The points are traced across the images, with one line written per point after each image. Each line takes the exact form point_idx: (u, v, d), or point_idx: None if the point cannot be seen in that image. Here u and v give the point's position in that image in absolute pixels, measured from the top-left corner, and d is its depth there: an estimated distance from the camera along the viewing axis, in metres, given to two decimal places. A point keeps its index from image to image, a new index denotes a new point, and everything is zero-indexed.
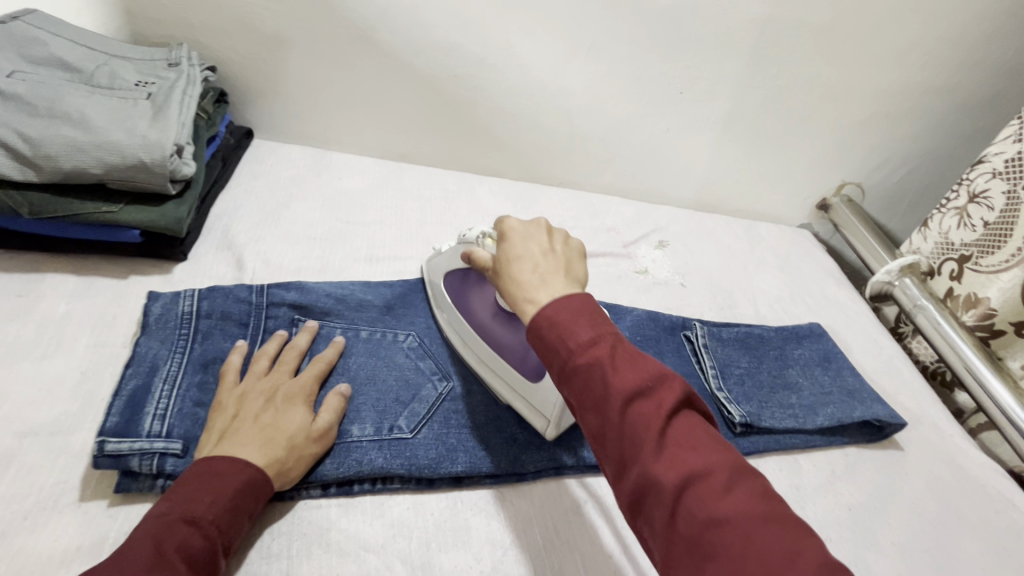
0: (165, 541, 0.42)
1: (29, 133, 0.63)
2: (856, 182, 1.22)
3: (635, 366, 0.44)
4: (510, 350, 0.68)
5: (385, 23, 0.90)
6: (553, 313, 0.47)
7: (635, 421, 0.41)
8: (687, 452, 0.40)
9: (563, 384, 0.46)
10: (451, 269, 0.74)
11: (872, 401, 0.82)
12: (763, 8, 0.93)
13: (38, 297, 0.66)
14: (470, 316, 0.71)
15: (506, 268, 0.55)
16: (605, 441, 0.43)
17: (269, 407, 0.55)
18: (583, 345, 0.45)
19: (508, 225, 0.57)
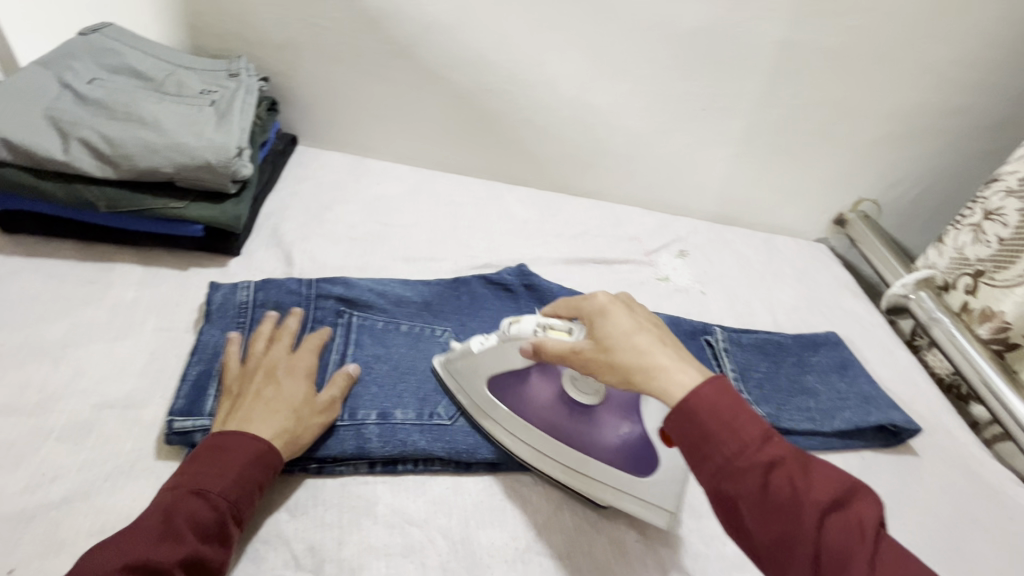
0: (173, 513, 0.47)
1: (111, 135, 0.69)
2: (873, 199, 1.26)
3: (826, 475, 0.45)
4: (601, 447, 0.61)
5: (424, 40, 0.96)
6: (716, 400, 0.47)
7: (832, 534, 0.43)
8: (895, 572, 0.41)
9: (732, 488, 0.46)
10: (499, 372, 0.63)
11: (888, 407, 0.85)
12: (782, 31, 0.98)
13: (109, 285, 0.72)
14: (541, 420, 0.62)
15: (629, 344, 0.52)
16: (793, 549, 0.43)
17: (272, 381, 0.59)
18: (759, 442, 0.46)
19: (605, 300, 0.56)
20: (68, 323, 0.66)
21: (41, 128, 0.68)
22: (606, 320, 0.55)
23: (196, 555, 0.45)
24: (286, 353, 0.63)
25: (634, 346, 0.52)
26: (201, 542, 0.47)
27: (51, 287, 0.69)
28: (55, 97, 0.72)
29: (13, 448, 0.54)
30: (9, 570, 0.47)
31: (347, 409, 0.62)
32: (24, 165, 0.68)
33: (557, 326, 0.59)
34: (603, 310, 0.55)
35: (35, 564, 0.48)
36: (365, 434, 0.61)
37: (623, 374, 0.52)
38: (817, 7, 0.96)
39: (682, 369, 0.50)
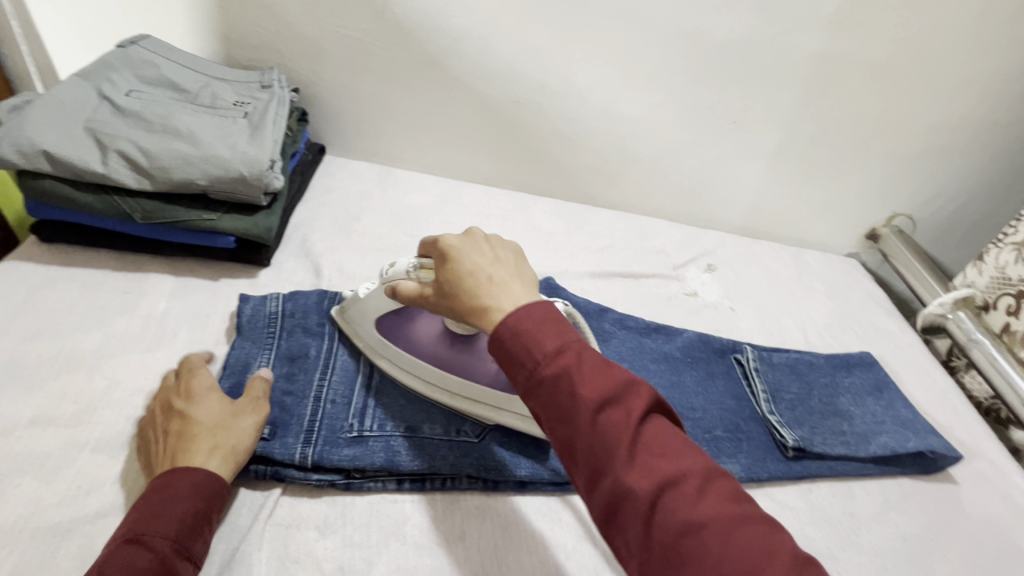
0: (109, 564, 0.43)
1: (147, 147, 0.70)
2: (907, 214, 1.22)
3: (601, 375, 0.45)
4: (480, 371, 0.66)
5: (456, 52, 0.96)
6: (517, 324, 0.47)
7: (607, 429, 0.43)
8: (658, 458, 0.42)
9: (530, 397, 0.46)
10: (387, 311, 0.67)
11: (928, 433, 0.82)
12: (818, 44, 0.96)
13: (143, 295, 0.72)
14: (429, 353, 0.66)
15: (462, 286, 0.53)
16: (575, 451, 0.44)
17: (176, 415, 0.55)
18: (549, 355, 0.46)
19: (448, 244, 0.55)
20: (103, 333, 0.67)
21: (81, 139, 0.70)
22: (448, 264, 0.54)
23: None
24: (180, 383, 0.59)
25: (465, 289, 0.52)
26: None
27: (87, 297, 0.70)
28: (94, 109, 0.73)
29: (49, 459, 0.54)
30: None
31: (375, 421, 0.63)
32: (63, 176, 0.69)
33: (422, 266, 0.59)
34: (445, 253, 0.55)
35: None
36: (394, 447, 0.60)
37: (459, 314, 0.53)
38: (856, 20, 0.94)
39: (507, 304, 0.50)
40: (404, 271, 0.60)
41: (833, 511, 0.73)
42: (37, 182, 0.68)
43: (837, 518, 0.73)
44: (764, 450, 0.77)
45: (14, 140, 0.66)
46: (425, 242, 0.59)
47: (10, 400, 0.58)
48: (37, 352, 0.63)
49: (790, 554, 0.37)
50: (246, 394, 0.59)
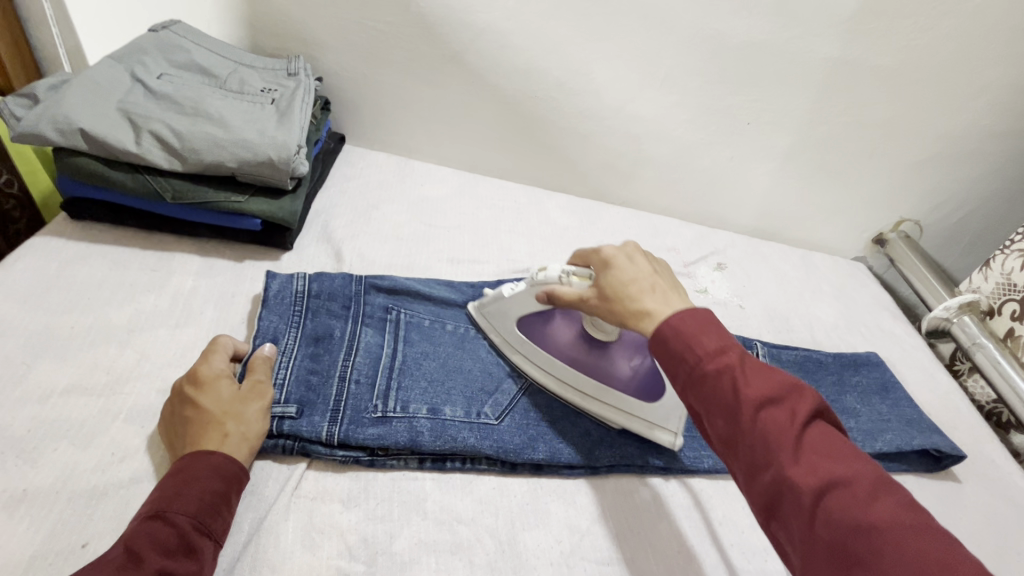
0: (133, 539, 0.44)
1: (180, 129, 0.72)
2: (914, 220, 1.24)
3: (765, 377, 0.47)
4: (615, 375, 0.70)
5: (476, 46, 0.97)
6: (680, 325, 0.52)
7: (768, 425, 0.45)
8: (824, 458, 0.43)
9: (690, 391, 0.50)
10: (527, 313, 0.72)
11: (932, 432, 0.83)
12: (833, 49, 0.98)
13: (170, 273, 0.74)
14: (565, 354, 0.71)
15: (624, 290, 0.58)
16: (737, 445, 0.47)
17: (188, 400, 0.55)
18: (711, 354, 0.50)
19: (610, 254, 0.62)
20: (133, 309, 0.68)
21: (115, 120, 0.71)
22: (610, 271, 0.60)
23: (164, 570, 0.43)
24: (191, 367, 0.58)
25: (627, 293, 0.58)
26: (169, 559, 0.44)
27: (117, 273, 0.72)
28: (128, 91, 0.75)
29: (84, 427, 0.56)
30: (82, 544, 0.48)
31: (398, 402, 0.64)
32: (98, 155, 0.71)
33: (578, 274, 0.65)
34: (606, 262, 0.61)
35: (107, 540, 0.49)
36: (417, 427, 0.62)
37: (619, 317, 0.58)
38: (871, 26, 0.96)
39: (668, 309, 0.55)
40: (561, 277, 0.66)
41: None
42: (73, 159, 0.70)
43: None
44: None
45: (53, 119, 0.67)
46: (583, 253, 0.66)
47: (45, 370, 0.60)
48: (70, 324, 0.65)
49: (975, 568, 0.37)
50: (250, 380, 0.59)
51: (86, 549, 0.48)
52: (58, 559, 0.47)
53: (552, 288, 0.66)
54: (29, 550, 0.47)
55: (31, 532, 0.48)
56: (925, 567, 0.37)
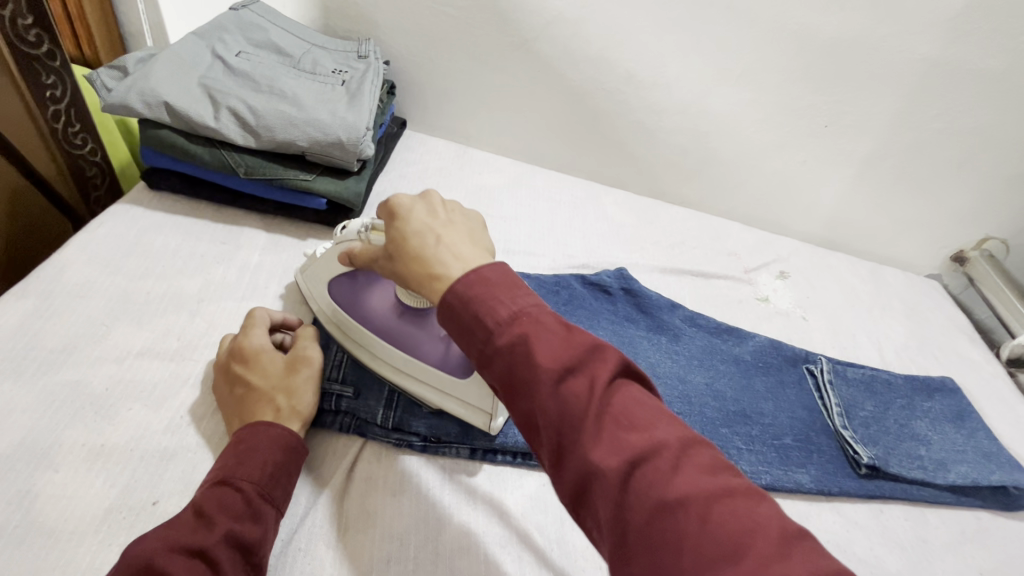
0: (202, 504, 0.45)
1: (256, 107, 0.73)
2: (1001, 239, 1.15)
3: (561, 342, 0.40)
4: (422, 346, 0.61)
5: (546, 34, 0.95)
6: (465, 290, 0.42)
7: (568, 401, 0.38)
8: (627, 429, 0.37)
9: (487, 371, 0.42)
10: (336, 274, 0.64)
11: (1012, 468, 0.77)
12: (930, 50, 0.91)
13: (237, 247, 0.76)
14: (375, 324, 0.62)
15: (408, 248, 0.48)
16: (537, 424, 0.39)
17: (238, 379, 0.56)
18: (503, 324, 0.41)
19: (395, 203, 0.50)
20: (202, 280, 0.70)
21: (196, 95, 0.73)
22: (393, 222, 0.49)
23: (234, 533, 0.44)
24: (234, 344, 0.58)
25: (410, 251, 0.48)
26: (238, 522, 0.45)
27: (189, 244, 0.74)
28: (207, 67, 0.77)
29: (156, 389, 0.58)
30: (152, 502, 0.50)
31: None
32: (179, 128, 0.73)
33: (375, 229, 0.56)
34: (390, 214, 0.50)
35: (174, 500, 0.51)
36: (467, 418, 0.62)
37: (405, 279, 0.49)
38: (975, 26, 0.89)
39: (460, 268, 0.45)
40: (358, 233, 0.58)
41: (905, 536, 0.70)
42: (156, 131, 0.72)
43: (909, 543, 0.69)
44: (835, 464, 0.74)
45: (141, 91, 0.70)
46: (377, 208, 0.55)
47: (123, 332, 0.62)
48: (146, 289, 0.67)
49: (776, 531, 0.32)
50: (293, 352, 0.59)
51: (156, 507, 0.50)
52: (131, 515, 0.49)
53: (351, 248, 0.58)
54: (105, 503, 0.49)
55: (107, 487, 0.50)
56: (736, 538, 0.32)
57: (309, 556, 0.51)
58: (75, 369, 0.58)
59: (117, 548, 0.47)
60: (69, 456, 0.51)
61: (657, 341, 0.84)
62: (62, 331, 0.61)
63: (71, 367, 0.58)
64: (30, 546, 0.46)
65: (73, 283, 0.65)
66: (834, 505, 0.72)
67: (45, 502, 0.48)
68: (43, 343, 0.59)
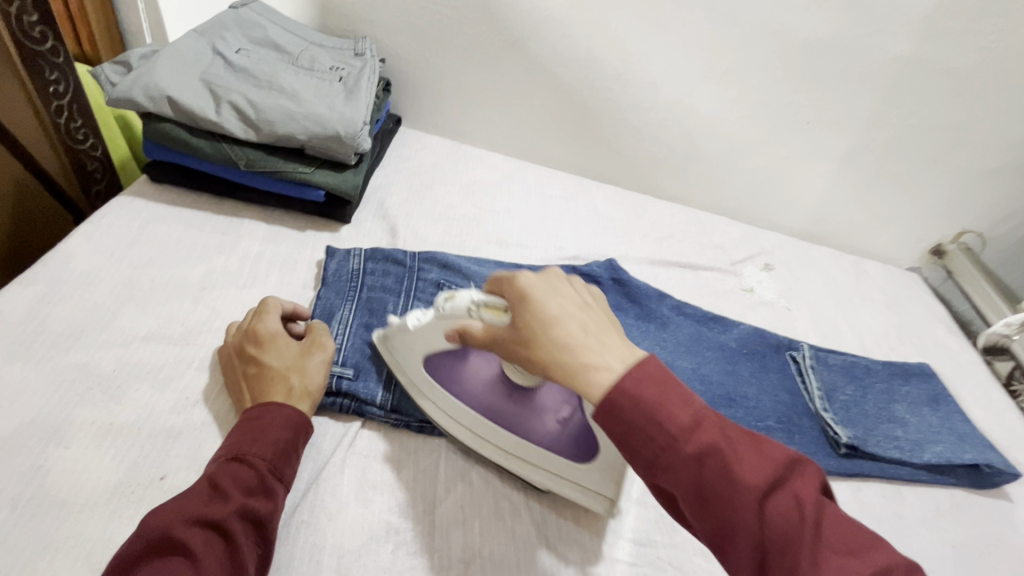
0: (216, 478, 0.47)
1: (257, 102, 0.76)
2: (977, 232, 1.19)
3: (755, 457, 0.42)
4: (535, 429, 0.59)
5: (537, 33, 0.98)
6: (638, 393, 0.43)
7: (774, 517, 0.40)
8: (840, 550, 0.39)
9: (667, 477, 0.43)
10: (433, 350, 0.60)
11: (985, 447, 0.81)
12: (904, 49, 0.95)
13: (238, 237, 0.78)
14: (483, 404, 0.60)
15: (551, 337, 0.47)
16: (736, 537, 0.41)
17: (251, 360, 0.58)
18: (686, 431, 0.42)
19: (529, 285, 0.50)
20: (204, 268, 0.72)
21: (198, 90, 0.75)
22: (530, 307, 0.48)
23: (247, 506, 0.46)
24: (247, 328, 0.61)
25: (553, 337, 0.47)
26: (250, 496, 0.47)
27: (191, 234, 0.76)
28: (209, 63, 0.79)
29: (162, 372, 0.60)
30: (160, 477, 0.52)
31: None
32: (182, 122, 0.75)
33: (491, 307, 0.52)
34: (526, 298, 0.49)
35: (182, 475, 0.53)
36: None
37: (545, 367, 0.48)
38: (946, 27, 0.93)
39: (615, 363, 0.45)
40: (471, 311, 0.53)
41: (882, 511, 0.73)
42: (159, 125, 0.74)
43: (885, 517, 0.73)
44: (815, 444, 0.78)
45: (144, 85, 0.72)
46: (498, 281, 0.53)
47: (129, 317, 0.64)
48: (150, 277, 0.69)
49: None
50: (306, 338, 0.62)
51: (164, 481, 0.52)
52: (140, 489, 0.51)
53: (462, 326, 0.53)
54: (115, 477, 0.51)
55: (116, 462, 0.52)
56: None
57: (311, 527, 0.53)
58: (82, 352, 0.60)
59: (127, 519, 0.49)
60: (79, 433, 0.53)
61: (646, 329, 0.86)
62: (69, 316, 0.62)
63: (79, 350, 0.60)
64: (44, 516, 0.48)
65: (79, 271, 0.67)
66: None
67: (57, 476, 0.50)
68: (50, 327, 0.61)
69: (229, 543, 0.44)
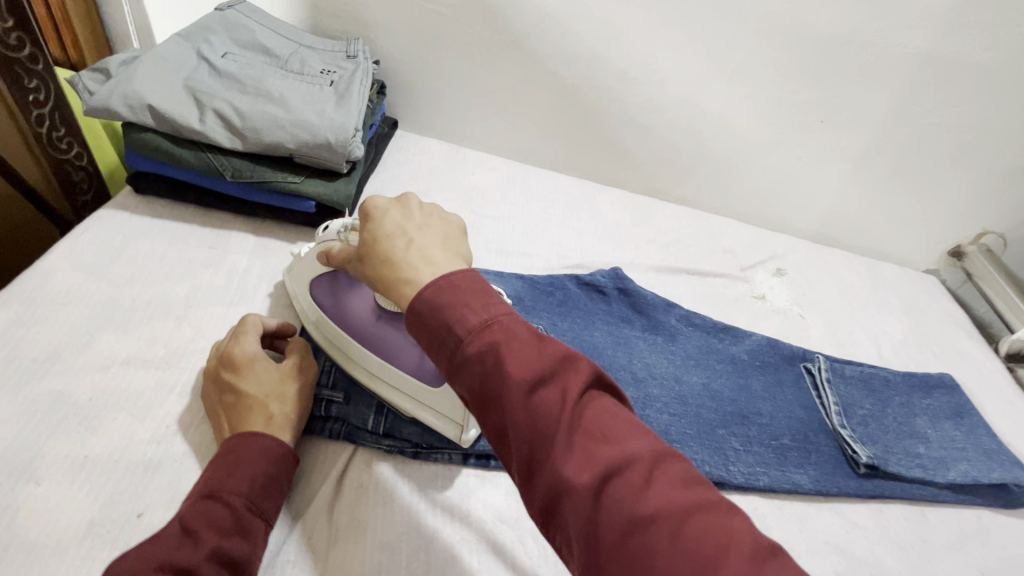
0: (188, 519, 0.44)
1: (242, 109, 0.72)
2: (998, 232, 1.14)
3: (532, 351, 0.38)
4: (394, 349, 0.59)
5: (538, 31, 0.94)
6: (435, 296, 0.41)
7: (538, 412, 0.36)
8: (600, 443, 0.35)
9: (456, 380, 0.40)
10: (317, 276, 0.64)
11: (1012, 465, 0.76)
12: (925, 43, 0.90)
13: (225, 251, 0.74)
14: (351, 326, 0.62)
15: (378, 249, 0.48)
16: (507, 438, 0.38)
17: (228, 387, 0.54)
18: (474, 330, 0.39)
19: (372, 205, 0.51)
20: (189, 285, 0.69)
21: (181, 97, 0.72)
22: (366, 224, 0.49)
23: (221, 549, 0.42)
24: (224, 350, 0.57)
25: (382, 250, 0.47)
26: (224, 538, 0.44)
27: (175, 249, 0.73)
28: (193, 69, 0.76)
29: (142, 399, 0.57)
30: (137, 515, 0.49)
31: None
32: (164, 132, 0.71)
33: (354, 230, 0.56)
34: (364, 215, 0.50)
35: (160, 512, 0.50)
36: None
37: (375, 280, 0.48)
38: (969, 19, 0.88)
39: (427, 270, 0.44)
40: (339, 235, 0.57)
41: (905, 535, 0.69)
42: (140, 135, 0.71)
43: (908, 542, 0.69)
44: (833, 463, 0.74)
45: (124, 93, 0.69)
46: None
47: (108, 340, 0.61)
48: (132, 295, 0.66)
49: (752, 546, 0.31)
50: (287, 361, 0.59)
51: (140, 519, 0.49)
52: (115, 529, 0.48)
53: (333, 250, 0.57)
54: (88, 516, 0.48)
55: (90, 499, 0.49)
56: (710, 558, 0.30)
57: (297, 567, 0.50)
58: (58, 379, 0.57)
59: (100, 563, 0.46)
60: (51, 468, 0.50)
61: (653, 342, 0.83)
62: (45, 340, 0.59)
63: (54, 377, 0.57)
64: (9, 561, 0.45)
65: (56, 290, 0.64)
66: (833, 505, 0.71)
67: (26, 516, 0.47)
68: (24, 352, 0.58)
69: None
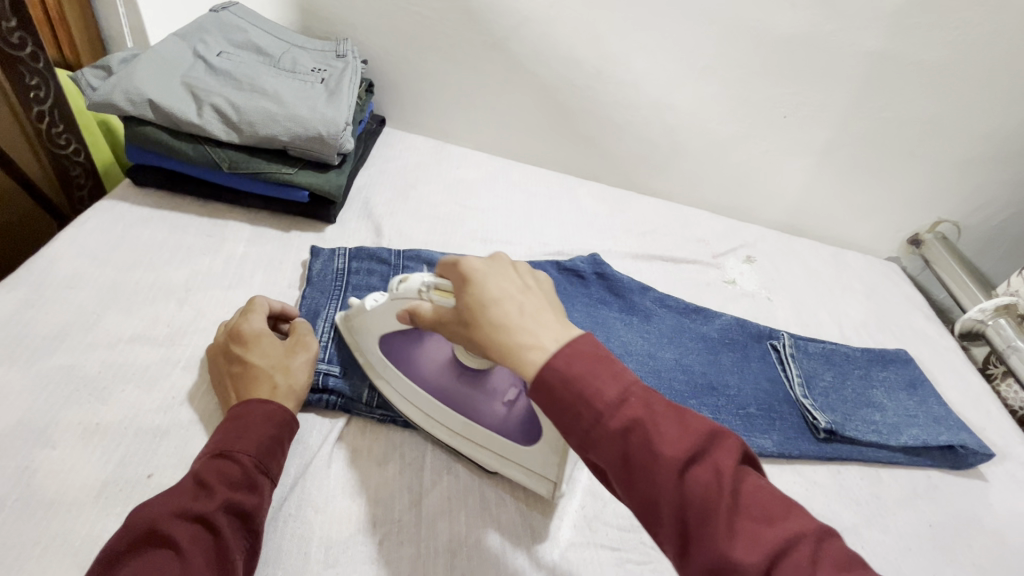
0: (201, 474, 0.48)
1: (238, 104, 0.76)
2: (952, 221, 1.21)
3: (678, 429, 0.42)
4: (483, 412, 0.59)
5: (517, 33, 1.00)
6: (568, 370, 0.44)
7: (692, 489, 0.40)
8: (757, 522, 0.39)
9: (596, 452, 0.44)
10: (387, 331, 0.61)
11: (960, 429, 0.83)
12: (876, 43, 0.98)
13: (222, 239, 0.78)
14: (432, 386, 0.61)
15: (488, 316, 0.49)
16: (658, 509, 0.41)
17: (236, 358, 0.59)
18: (612, 406, 0.43)
19: (468, 266, 0.52)
20: (189, 270, 0.73)
21: (179, 93, 0.76)
22: (468, 289, 0.50)
23: (231, 500, 0.46)
24: (232, 326, 0.61)
25: (492, 318, 0.49)
26: (234, 490, 0.48)
27: (175, 237, 0.76)
28: (190, 67, 0.80)
29: (148, 372, 0.61)
30: (147, 475, 0.53)
31: None
32: (164, 125, 0.75)
33: (438, 287, 0.54)
34: (464, 279, 0.51)
35: (169, 473, 0.53)
36: None
37: (484, 346, 0.50)
38: (915, 22, 0.95)
39: (547, 340, 0.47)
40: (421, 292, 0.55)
41: (861, 493, 0.75)
42: (141, 128, 0.75)
43: (864, 499, 0.74)
44: (795, 430, 0.79)
45: (125, 89, 0.72)
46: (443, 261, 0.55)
47: (113, 320, 0.65)
48: (135, 279, 0.70)
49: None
50: (291, 338, 0.63)
51: (151, 479, 0.53)
52: (127, 487, 0.52)
53: (413, 306, 0.56)
54: (102, 477, 0.52)
55: (103, 461, 0.53)
56: None
57: (299, 521, 0.54)
58: (67, 355, 0.60)
59: (115, 518, 0.50)
60: (65, 434, 0.54)
61: (629, 322, 0.88)
62: (53, 319, 0.63)
63: (63, 352, 0.60)
64: (30, 515, 0.48)
65: (62, 274, 0.68)
66: (795, 467, 0.76)
67: (43, 477, 0.51)
68: (33, 330, 0.61)
69: (214, 535, 0.44)
